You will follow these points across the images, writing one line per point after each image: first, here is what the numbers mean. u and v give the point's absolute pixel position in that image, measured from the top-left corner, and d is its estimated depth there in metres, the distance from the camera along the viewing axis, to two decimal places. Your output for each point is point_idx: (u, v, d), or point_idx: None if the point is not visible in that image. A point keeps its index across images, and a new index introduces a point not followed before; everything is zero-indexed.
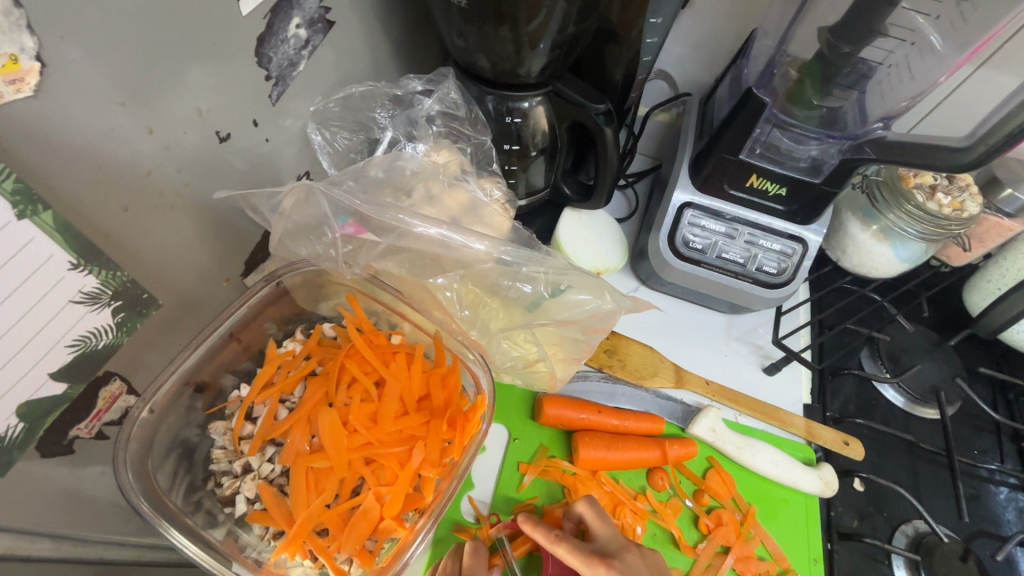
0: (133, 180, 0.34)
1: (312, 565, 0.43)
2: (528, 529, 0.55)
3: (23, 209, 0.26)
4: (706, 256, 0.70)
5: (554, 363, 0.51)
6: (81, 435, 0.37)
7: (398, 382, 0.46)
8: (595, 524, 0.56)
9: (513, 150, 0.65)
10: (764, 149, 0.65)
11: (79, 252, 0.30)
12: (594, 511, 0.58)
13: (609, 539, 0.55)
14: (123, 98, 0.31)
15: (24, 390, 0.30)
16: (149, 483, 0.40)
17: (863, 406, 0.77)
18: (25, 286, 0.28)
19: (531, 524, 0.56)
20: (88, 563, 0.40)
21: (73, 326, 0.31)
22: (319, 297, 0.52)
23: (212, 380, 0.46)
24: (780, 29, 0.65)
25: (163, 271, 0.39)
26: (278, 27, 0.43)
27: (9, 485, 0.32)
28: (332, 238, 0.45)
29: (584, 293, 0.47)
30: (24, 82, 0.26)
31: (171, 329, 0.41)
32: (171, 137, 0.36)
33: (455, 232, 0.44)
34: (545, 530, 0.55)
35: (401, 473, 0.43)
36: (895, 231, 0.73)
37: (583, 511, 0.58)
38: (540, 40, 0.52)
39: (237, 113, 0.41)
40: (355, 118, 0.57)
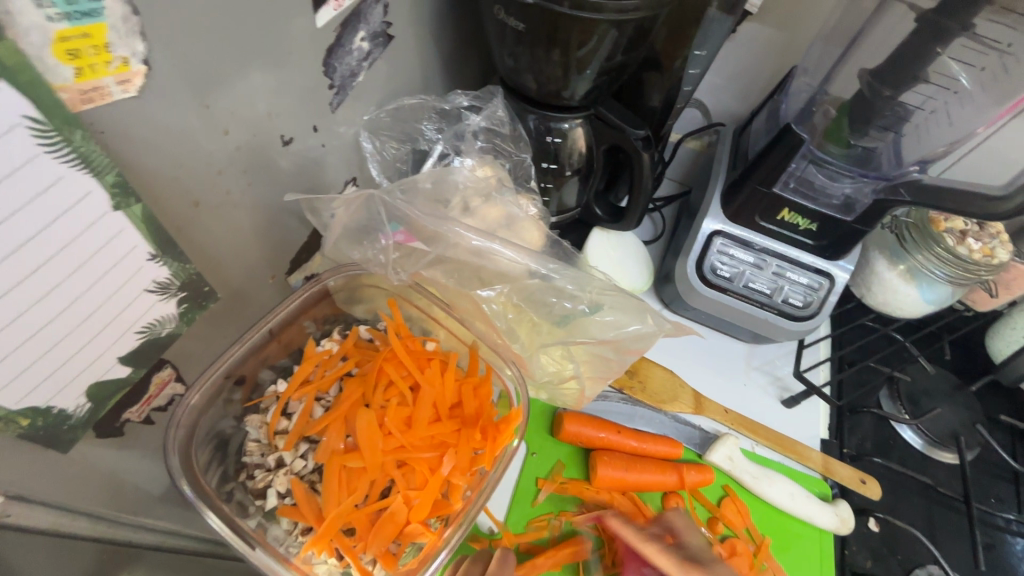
0: (206, 178, 0.35)
1: (337, 564, 0.44)
2: (614, 525, 0.59)
3: (119, 201, 0.28)
4: (733, 285, 0.71)
5: (583, 381, 0.52)
6: (132, 419, 0.38)
7: (433, 388, 0.47)
8: (685, 532, 0.59)
9: (550, 168, 0.67)
10: (798, 184, 0.66)
11: (158, 244, 0.31)
12: (684, 520, 0.61)
13: (699, 548, 0.57)
14: (208, 100, 0.33)
15: (94, 371, 0.31)
16: (190, 466, 0.42)
17: (880, 445, 0.77)
18: (110, 273, 0.29)
19: (620, 522, 0.60)
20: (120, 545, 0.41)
21: (143, 314, 0.32)
22: (356, 300, 0.53)
23: (251, 374, 0.47)
24: (821, 68, 0.67)
25: (220, 265, 0.40)
26: (345, 39, 0.44)
27: (64, 462, 0.34)
28: (380, 243, 0.46)
29: (621, 314, 0.48)
30: (131, 82, 0.27)
31: (220, 321, 0.43)
32: (242, 138, 0.38)
33: (504, 246, 0.45)
34: (633, 529, 0.59)
35: (431, 478, 0.44)
36: (922, 272, 0.73)
37: (674, 519, 0.61)
38: (588, 65, 0.54)
39: (300, 119, 0.43)
40: (402, 128, 0.59)
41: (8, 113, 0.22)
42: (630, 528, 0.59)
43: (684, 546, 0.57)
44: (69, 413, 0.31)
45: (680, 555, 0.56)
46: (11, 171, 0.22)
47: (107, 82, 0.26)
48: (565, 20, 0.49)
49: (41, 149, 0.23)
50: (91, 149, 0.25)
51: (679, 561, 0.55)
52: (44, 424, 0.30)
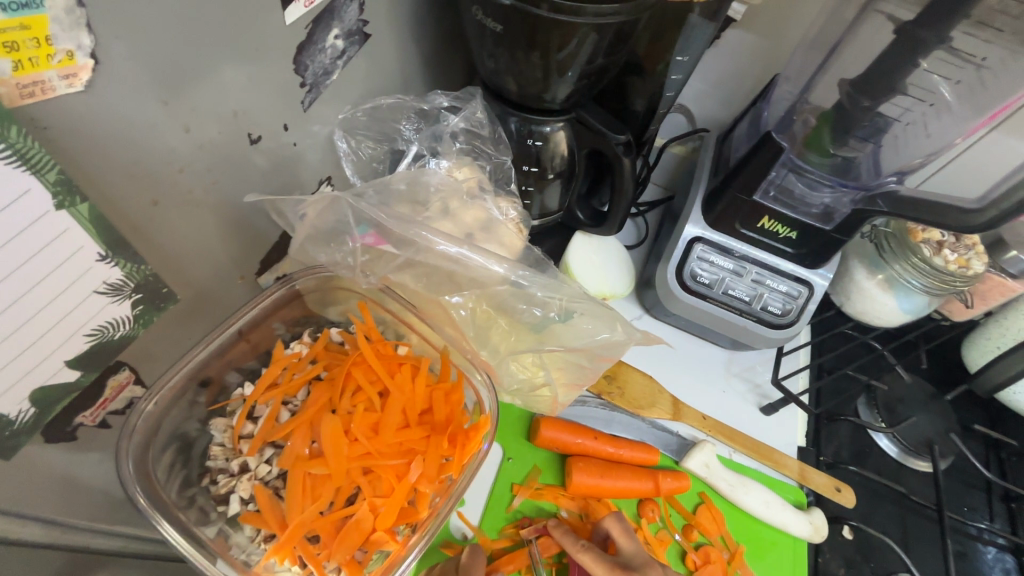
0: (165, 175, 0.34)
1: (301, 572, 0.43)
2: (557, 535, 0.59)
3: (62, 200, 0.27)
4: (712, 291, 0.71)
5: (557, 388, 0.52)
6: (85, 423, 0.37)
7: (402, 393, 0.46)
8: (621, 538, 0.59)
9: (531, 171, 0.66)
10: (778, 193, 0.66)
11: (108, 244, 0.30)
12: (620, 527, 0.60)
13: (633, 553, 0.58)
14: (166, 96, 0.32)
15: (39, 374, 0.30)
16: (146, 476, 0.41)
17: (856, 453, 0.77)
18: (54, 274, 0.28)
19: (561, 532, 0.60)
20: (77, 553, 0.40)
21: (93, 316, 0.31)
22: (328, 302, 0.52)
23: (217, 377, 0.46)
24: (803, 77, 0.67)
25: (183, 265, 0.39)
26: (318, 36, 0.43)
27: (10, 468, 0.33)
28: (351, 245, 0.46)
29: (595, 321, 0.47)
30: (76, 77, 0.26)
31: (183, 322, 0.42)
32: (206, 137, 0.36)
33: (475, 252, 0.44)
34: (573, 538, 0.58)
35: (398, 486, 0.43)
36: (900, 282, 0.74)
37: (610, 527, 0.60)
38: (567, 69, 0.53)
39: (269, 117, 0.42)
40: (380, 128, 0.58)
41: None
42: (569, 538, 0.59)
43: (621, 553, 0.58)
44: (12, 419, 0.30)
45: (613, 561, 0.56)
46: None
47: (50, 76, 0.25)
48: (543, 23, 0.48)
49: None
50: (29, 146, 0.24)
51: (609, 568, 0.55)
52: None
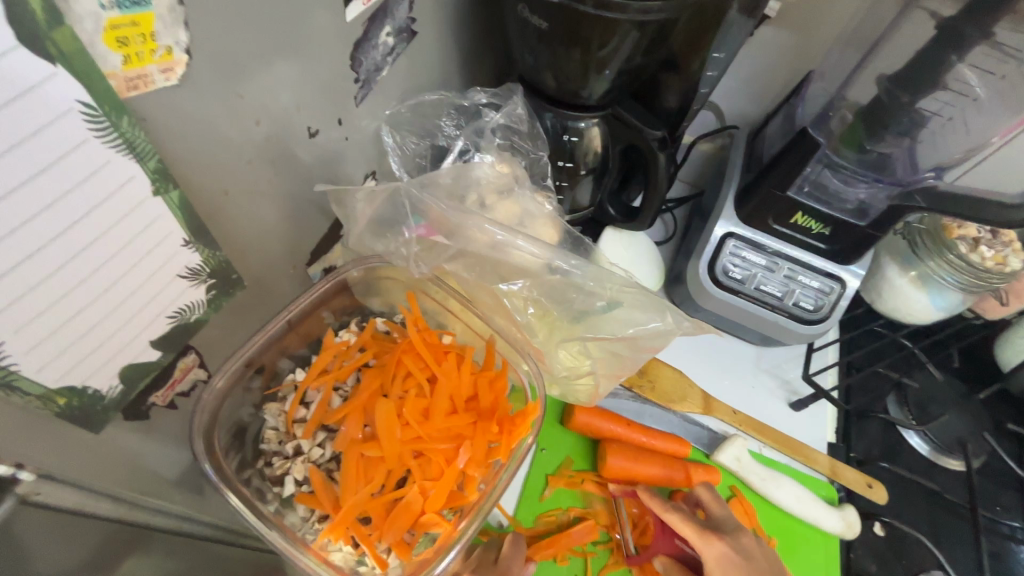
0: (237, 166, 0.36)
1: (353, 553, 0.44)
2: (646, 496, 0.62)
3: (158, 187, 0.28)
4: (744, 287, 0.71)
5: (598, 378, 0.53)
6: (157, 403, 0.39)
7: (450, 380, 0.47)
8: (713, 505, 0.64)
9: (566, 166, 0.67)
10: (813, 188, 0.66)
11: (192, 230, 0.31)
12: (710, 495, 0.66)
13: (724, 517, 0.64)
14: (241, 91, 0.34)
15: (128, 354, 0.31)
16: (212, 449, 0.43)
17: (887, 451, 0.77)
18: (147, 258, 0.29)
19: (647, 493, 0.63)
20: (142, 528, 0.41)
21: (175, 298, 0.33)
22: (372, 291, 0.54)
23: (270, 363, 0.48)
24: (838, 74, 0.67)
25: (247, 254, 0.41)
26: (372, 34, 0.45)
27: (93, 443, 0.34)
28: (403, 237, 0.47)
29: (640, 312, 0.48)
30: (173, 71, 0.28)
31: (244, 310, 0.43)
32: (272, 130, 0.38)
33: (524, 241, 0.45)
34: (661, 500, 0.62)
35: (447, 469, 0.44)
36: (933, 278, 0.73)
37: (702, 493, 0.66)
38: (607, 66, 0.54)
39: (326, 112, 0.44)
40: (422, 124, 0.60)
41: (62, 98, 0.22)
42: (656, 499, 0.62)
43: (713, 517, 0.63)
44: (101, 394, 0.31)
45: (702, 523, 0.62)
46: (62, 155, 0.23)
47: (152, 71, 0.27)
48: (587, 20, 0.49)
49: (91, 134, 0.24)
50: (136, 135, 0.26)
51: (700, 528, 0.60)
52: (79, 404, 0.30)
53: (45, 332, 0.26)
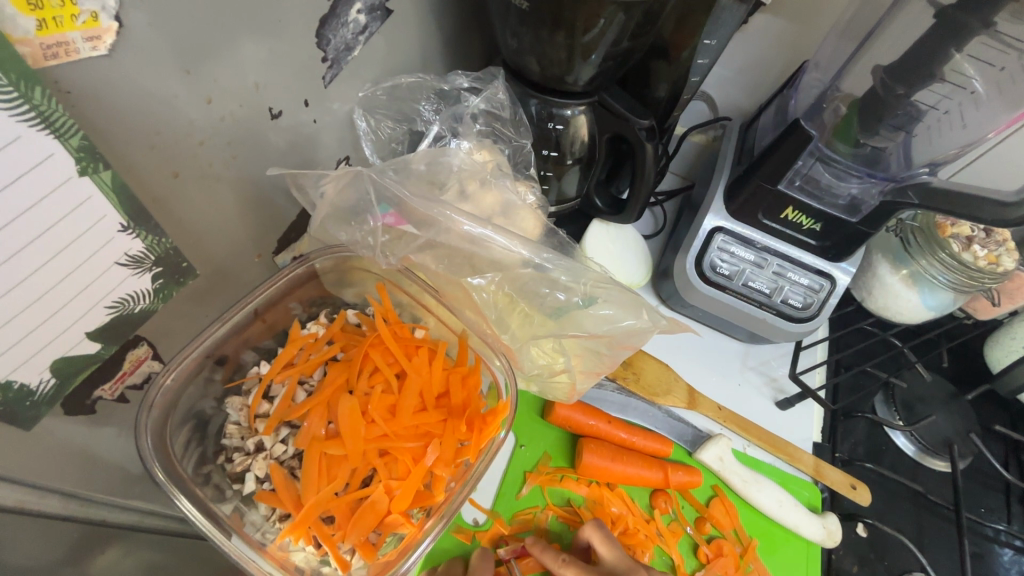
0: (187, 148, 0.34)
1: (315, 553, 0.43)
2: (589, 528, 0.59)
3: (85, 166, 0.26)
4: (732, 283, 0.70)
5: (575, 374, 0.51)
6: (104, 397, 0.37)
7: (419, 375, 0.45)
8: (602, 547, 0.58)
9: (550, 155, 0.65)
10: (803, 182, 0.64)
11: (130, 215, 0.29)
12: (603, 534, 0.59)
13: (617, 561, 0.57)
14: (189, 66, 0.31)
15: (61, 346, 0.29)
16: (165, 449, 0.41)
17: (872, 451, 0.76)
18: (76, 244, 0.27)
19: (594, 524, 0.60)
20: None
21: (114, 288, 0.31)
22: (345, 283, 0.52)
23: (233, 355, 0.46)
24: (833, 64, 0.65)
25: (202, 240, 0.39)
26: (341, 10, 0.42)
27: (30, 439, 0.32)
28: (369, 225, 0.45)
29: (616, 308, 0.46)
30: (101, 40, 0.25)
31: (200, 299, 0.41)
32: (228, 109, 0.36)
33: (499, 233, 0.43)
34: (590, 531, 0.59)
35: (414, 469, 0.43)
36: (924, 277, 0.72)
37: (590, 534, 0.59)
38: (592, 51, 0.52)
39: (290, 93, 0.41)
40: (400, 108, 0.57)
41: None
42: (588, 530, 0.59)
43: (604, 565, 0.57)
44: (33, 388, 0.29)
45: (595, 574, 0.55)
46: None
47: (74, 38, 0.24)
48: (571, 0, 0.46)
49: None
50: (53, 109, 0.24)
51: None
52: (5, 399, 0.28)
53: None
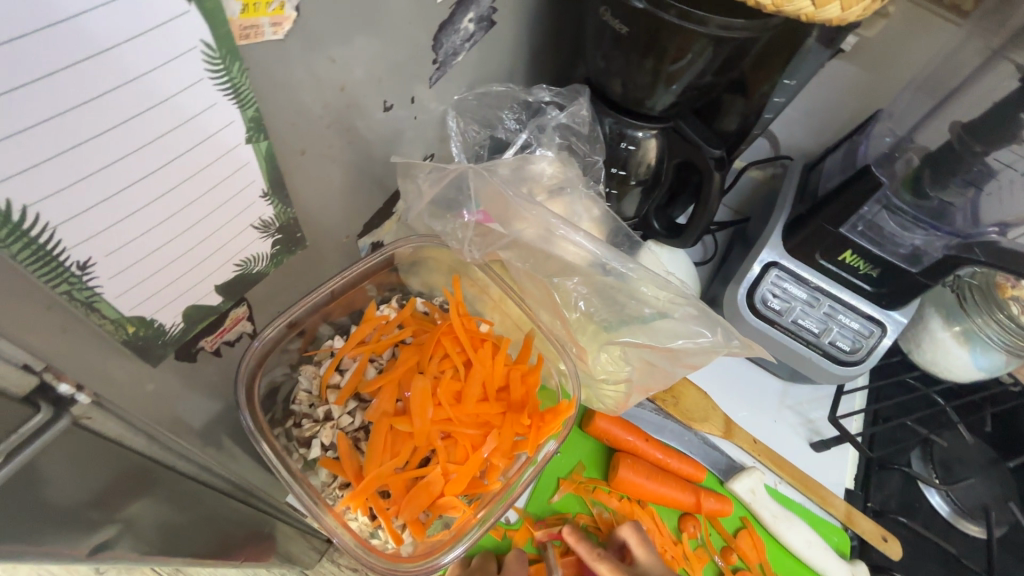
0: (314, 129, 0.36)
1: (368, 524, 0.44)
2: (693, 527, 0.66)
3: (252, 135, 0.29)
4: (782, 318, 0.70)
5: (632, 387, 0.53)
6: (205, 348, 0.39)
7: (483, 367, 0.47)
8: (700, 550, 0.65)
9: (617, 174, 0.68)
10: (866, 228, 0.65)
11: (271, 183, 0.32)
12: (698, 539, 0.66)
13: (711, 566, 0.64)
14: (335, 55, 0.34)
15: (194, 294, 0.32)
16: (250, 401, 0.44)
17: (905, 506, 0.75)
18: (228, 204, 0.30)
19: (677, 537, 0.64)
20: (166, 468, 0.41)
21: (244, 248, 0.34)
22: (415, 271, 0.54)
23: (312, 328, 0.49)
24: (908, 117, 0.67)
25: (311, 215, 0.41)
26: (457, 17, 0.45)
27: (145, 377, 0.35)
28: (462, 219, 0.48)
29: (692, 323, 0.47)
30: (281, 26, 0.28)
31: (298, 272, 0.44)
32: (355, 97, 0.39)
33: (591, 242, 0.45)
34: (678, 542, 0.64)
35: (472, 456, 0.45)
36: (978, 336, 0.71)
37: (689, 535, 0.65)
38: (678, 79, 0.54)
39: (403, 89, 0.44)
40: (485, 114, 0.60)
41: (190, 35, 0.23)
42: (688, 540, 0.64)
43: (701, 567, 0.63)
44: (165, 328, 0.32)
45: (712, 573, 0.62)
46: (181, 90, 0.24)
47: (263, 22, 0.27)
48: (667, 30, 0.49)
49: (207, 74, 0.24)
50: (243, 82, 0.27)
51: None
52: (144, 335, 0.31)
53: (131, 260, 0.26)
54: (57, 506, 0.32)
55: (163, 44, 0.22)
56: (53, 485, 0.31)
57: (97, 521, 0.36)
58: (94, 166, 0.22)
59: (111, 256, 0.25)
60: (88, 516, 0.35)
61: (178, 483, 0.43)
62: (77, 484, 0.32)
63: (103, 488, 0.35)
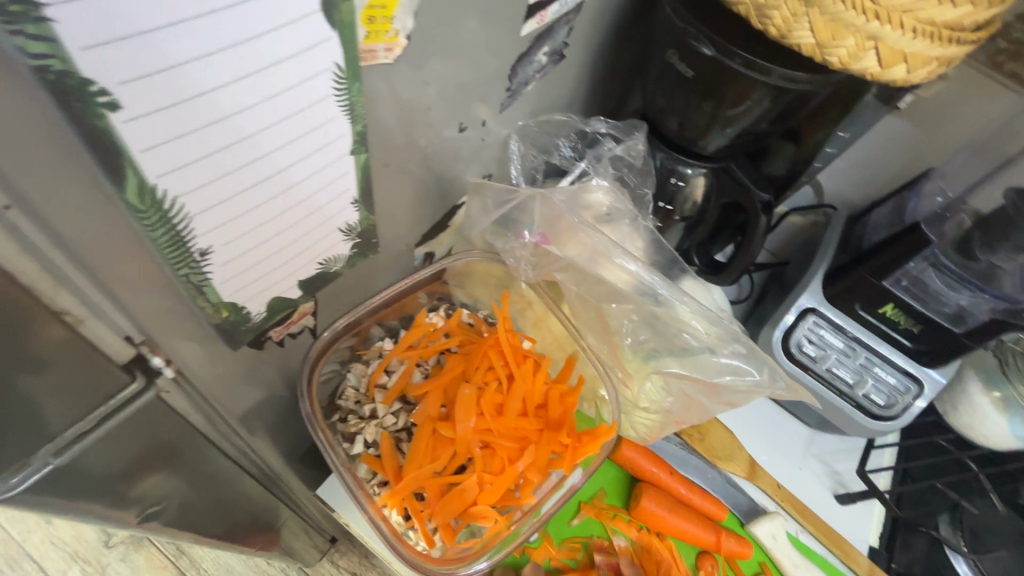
0: (401, 145, 0.39)
1: (401, 523, 0.46)
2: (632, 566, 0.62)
3: (355, 147, 0.31)
4: (816, 365, 0.70)
5: (668, 418, 0.53)
6: (272, 338, 0.41)
7: (525, 383, 0.49)
8: None
9: (664, 209, 0.70)
10: (909, 283, 0.65)
11: (360, 191, 0.35)
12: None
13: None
14: (429, 79, 0.37)
15: (281, 286, 0.35)
16: (307, 390, 0.46)
17: (929, 570, 0.73)
18: (325, 207, 0.33)
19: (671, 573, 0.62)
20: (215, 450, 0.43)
21: (328, 248, 0.36)
22: (465, 284, 0.56)
23: (365, 329, 0.51)
24: (961, 179, 0.69)
25: (384, 223, 0.43)
26: (533, 50, 0.48)
27: (222, 359, 0.37)
28: (522, 239, 0.51)
29: (740, 360, 0.48)
30: (393, 51, 0.31)
31: (363, 274, 0.46)
32: (437, 117, 0.41)
33: (644, 271, 0.47)
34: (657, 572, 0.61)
35: (508, 468, 0.46)
36: (1018, 404, 0.70)
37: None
38: (733, 123, 0.56)
39: (477, 112, 0.47)
40: (544, 140, 0.62)
41: (328, 57, 0.25)
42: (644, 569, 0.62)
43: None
44: (250, 316, 0.35)
45: None
46: (310, 104, 0.26)
47: (379, 48, 0.30)
48: (730, 76, 0.51)
49: (332, 91, 0.27)
50: (358, 100, 0.29)
51: None
52: (232, 320, 0.33)
53: (240, 251, 0.29)
54: (102, 470, 0.33)
55: (307, 64, 0.24)
56: (94, 453, 0.32)
57: (129, 493, 0.38)
58: (231, 166, 0.25)
59: (226, 246, 0.28)
60: (123, 485, 0.37)
61: (217, 463, 0.46)
62: (115, 454, 0.33)
63: (147, 460, 0.37)
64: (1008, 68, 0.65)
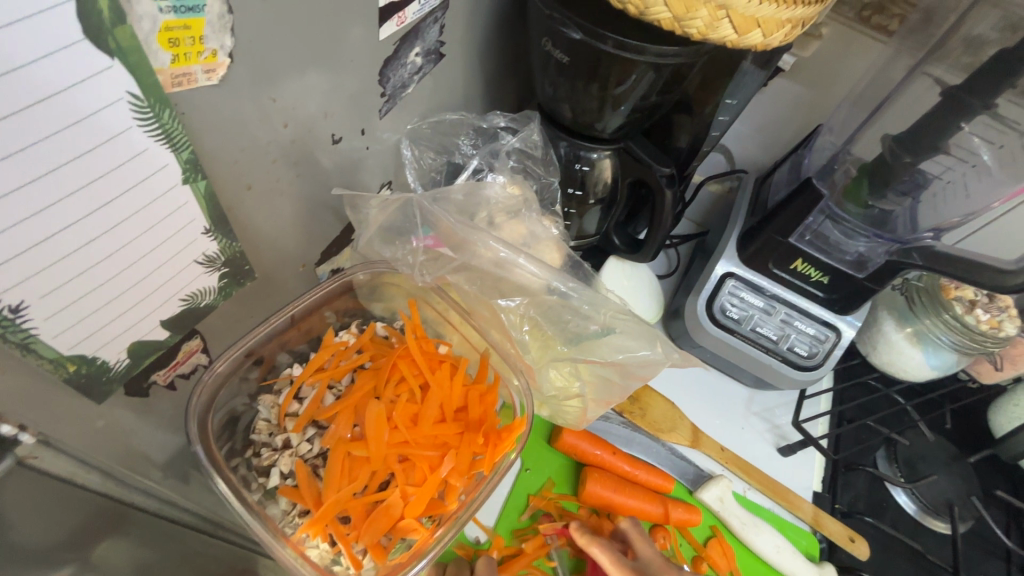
0: (262, 165, 0.36)
1: (328, 551, 0.44)
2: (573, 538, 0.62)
3: (188, 176, 0.30)
4: (740, 327, 0.72)
5: (587, 402, 0.54)
6: (159, 382, 0.39)
7: (440, 389, 0.48)
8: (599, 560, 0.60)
9: (575, 194, 0.70)
10: (813, 237, 0.68)
11: (213, 221, 0.34)
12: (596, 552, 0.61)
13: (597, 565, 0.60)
14: (275, 95, 0.34)
15: (140, 329, 0.33)
16: (204, 430, 0.44)
17: (872, 505, 0.76)
18: (169, 241, 0.31)
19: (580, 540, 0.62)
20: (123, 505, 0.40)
21: (190, 282, 0.35)
22: (376, 296, 0.55)
23: (270, 356, 0.49)
24: (846, 129, 0.70)
25: (260, 246, 0.41)
26: (402, 52, 0.45)
27: (93, 413, 0.35)
28: (412, 245, 0.50)
29: (636, 338, 0.49)
30: (215, 72, 0.29)
31: (253, 301, 0.45)
32: (300, 133, 0.38)
33: (531, 262, 0.47)
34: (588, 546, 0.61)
35: (430, 477, 0.45)
36: (928, 336, 0.74)
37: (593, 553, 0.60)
38: (622, 102, 0.56)
39: (352, 123, 0.44)
40: (440, 140, 0.61)
41: (115, 88, 0.24)
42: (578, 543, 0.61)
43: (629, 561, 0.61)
44: (110, 365, 0.33)
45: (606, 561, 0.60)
46: (109, 138, 0.25)
47: (196, 70, 0.28)
48: (607, 57, 0.51)
49: (135, 123, 0.26)
50: (175, 128, 0.28)
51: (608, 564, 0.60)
52: (87, 372, 0.32)
53: (66, 300, 0.28)
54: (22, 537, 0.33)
55: (87, 99, 0.24)
56: None
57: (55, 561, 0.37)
58: (21, 214, 0.24)
59: (44, 299, 0.27)
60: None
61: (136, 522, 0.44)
62: None
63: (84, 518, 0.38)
64: (875, 21, 0.69)
